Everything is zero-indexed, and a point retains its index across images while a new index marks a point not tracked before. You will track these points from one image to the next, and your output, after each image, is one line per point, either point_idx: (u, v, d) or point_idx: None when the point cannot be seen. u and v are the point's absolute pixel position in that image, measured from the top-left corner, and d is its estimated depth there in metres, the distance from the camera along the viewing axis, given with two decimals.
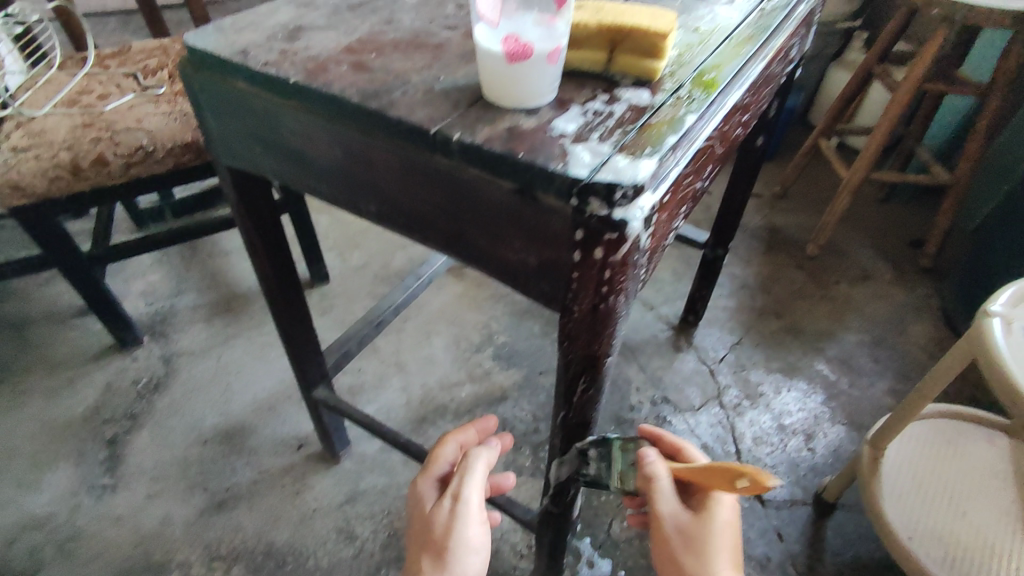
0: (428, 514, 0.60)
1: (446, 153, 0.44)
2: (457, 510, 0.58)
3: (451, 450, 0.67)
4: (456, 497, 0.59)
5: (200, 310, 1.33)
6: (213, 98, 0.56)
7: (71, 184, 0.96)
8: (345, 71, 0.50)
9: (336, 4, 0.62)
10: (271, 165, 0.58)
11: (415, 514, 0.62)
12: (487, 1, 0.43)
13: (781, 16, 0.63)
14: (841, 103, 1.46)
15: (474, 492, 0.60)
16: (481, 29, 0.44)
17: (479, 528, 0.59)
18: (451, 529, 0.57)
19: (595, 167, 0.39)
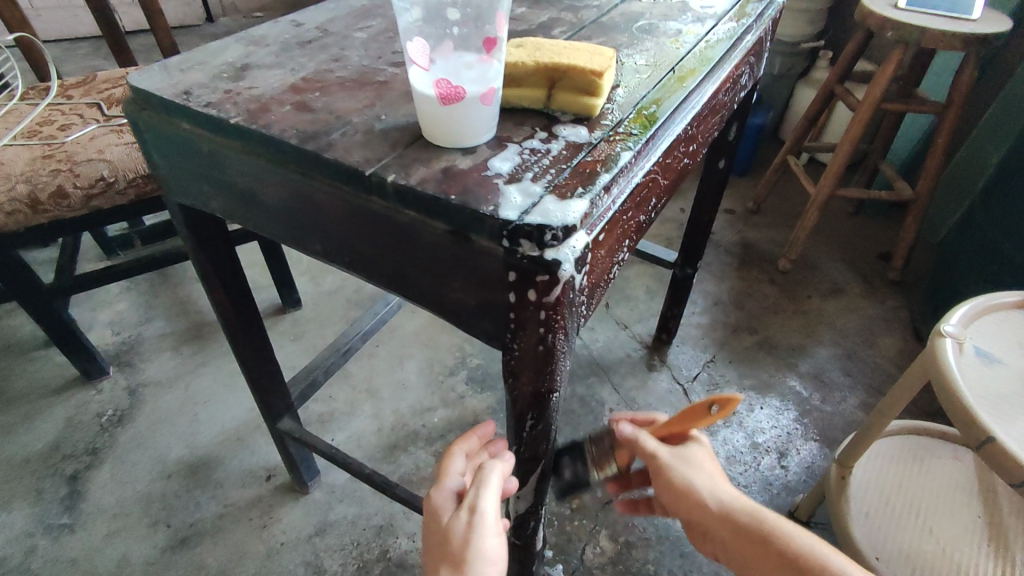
0: (444, 525, 0.52)
1: (383, 196, 0.44)
2: (473, 522, 0.51)
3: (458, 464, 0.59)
4: (473, 507, 0.52)
5: (167, 340, 1.32)
6: (156, 136, 0.56)
7: (29, 217, 0.96)
8: (286, 112, 0.50)
9: (286, 41, 0.62)
10: (216, 202, 0.57)
11: (427, 526, 0.55)
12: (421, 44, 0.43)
13: (723, 50, 0.64)
14: (807, 121, 1.49)
15: (491, 499, 0.52)
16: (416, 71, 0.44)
17: (497, 541, 0.51)
18: (467, 542, 0.50)
19: (525, 208, 0.40)
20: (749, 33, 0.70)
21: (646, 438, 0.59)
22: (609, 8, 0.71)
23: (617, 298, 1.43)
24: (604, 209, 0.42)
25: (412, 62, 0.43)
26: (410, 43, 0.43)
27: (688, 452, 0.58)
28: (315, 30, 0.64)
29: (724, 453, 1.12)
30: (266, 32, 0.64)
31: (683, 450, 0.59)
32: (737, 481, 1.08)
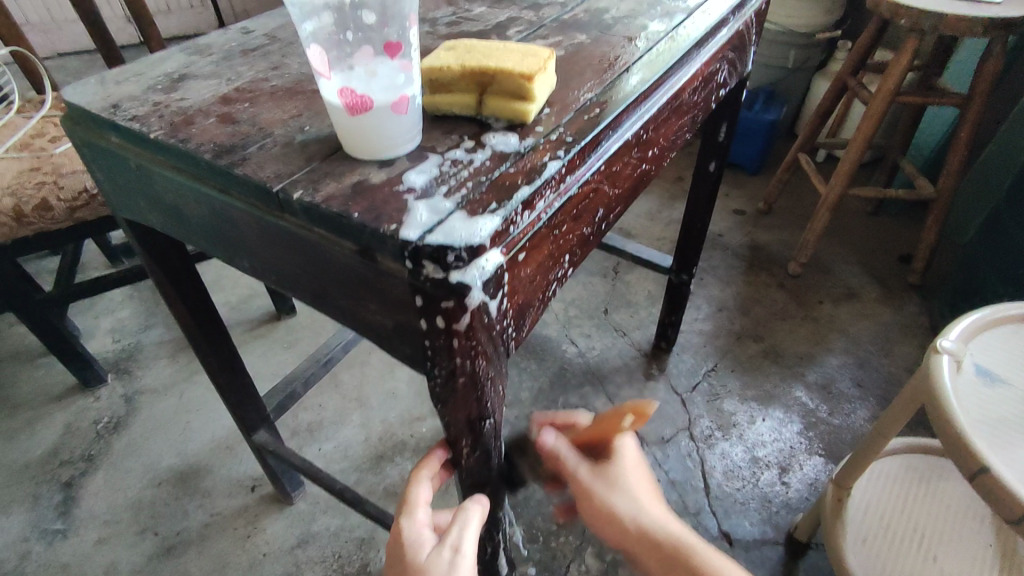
0: (419, 566, 0.49)
1: (292, 213, 0.41)
2: (457, 566, 0.48)
3: (429, 492, 0.55)
4: (457, 549, 0.49)
5: (164, 347, 1.33)
6: (90, 152, 0.55)
7: (15, 229, 0.97)
8: (210, 124, 0.48)
9: (230, 50, 0.60)
10: (153, 218, 0.56)
11: (395, 560, 0.51)
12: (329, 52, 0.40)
13: (687, 47, 0.60)
14: (818, 117, 1.42)
15: (473, 542, 0.50)
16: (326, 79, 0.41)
17: None
18: None
19: (429, 227, 0.37)
20: (722, 29, 0.66)
21: (568, 454, 0.57)
22: (573, 5, 0.68)
23: (617, 303, 1.38)
24: (521, 226, 0.39)
25: (318, 73, 0.41)
26: (310, 51, 0.40)
27: (612, 472, 0.56)
28: (263, 37, 0.63)
29: (721, 467, 1.07)
30: (213, 41, 0.63)
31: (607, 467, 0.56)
32: (734, 498, 1.03)
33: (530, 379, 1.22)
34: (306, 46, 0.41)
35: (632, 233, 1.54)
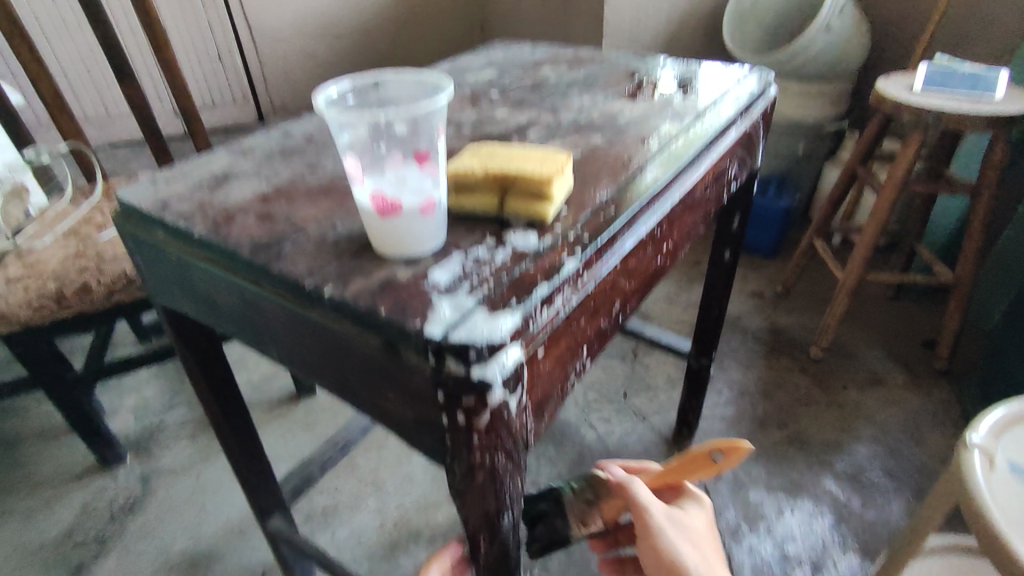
0: None
1: (321, 307, 0.43)
2: None
3: None
4: None
5: (184, 427, 1.33)
6: (136, 245, 0.58)
7: (55, 311, 1.01)
8: (249, 222, 0.52)
9: (271, 151, 0.65)
10: (189, 307, 0.58)
11: None
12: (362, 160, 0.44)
13: (697, 148, 0.63)
14: (829, 204, 1.45)
15: None
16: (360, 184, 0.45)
17: None
18: None
19: (452, 324, 0.38)
20: (729, 129, 0.70)
21: (640, 490, 0.59)
22: (589, 108, 0.73)
23: (637, 386, 1.37)
24: (541, 322, 0.40)
25: (352, 179, 0.44)
26: (346, 161, 0.44)
27: (683, 522, 0.59)
28: (302, 139, 0.68)
29: (750, 564, 1.01)
30: (256, 143, 0.68)
31: (677, 517, 0.59)
32: None
33: (549, 465, 1.19)
34: (343, 155, 0.44)
35: (650, 315, 1.55)
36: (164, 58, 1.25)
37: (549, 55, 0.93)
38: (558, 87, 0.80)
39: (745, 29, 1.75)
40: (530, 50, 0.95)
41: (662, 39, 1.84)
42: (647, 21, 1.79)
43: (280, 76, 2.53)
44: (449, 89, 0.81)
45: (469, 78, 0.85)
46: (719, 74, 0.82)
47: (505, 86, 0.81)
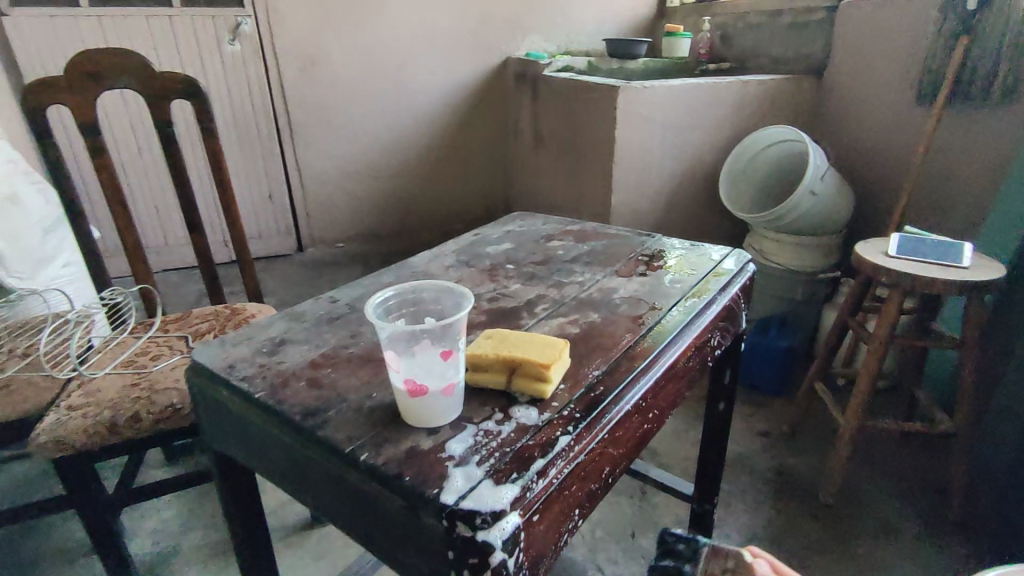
0: None
1: (356, 469, 0.53)
2: None
3: None
4: None
5: (199, 553, 1.36)
6: (201, 399, 0.69)
7: (105, 437, 1.10)
8: (301, 387, 0.63)
9: (320, 318, 0.78)
10: (238, 454, 0.68)
11: None
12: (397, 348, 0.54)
13: (679, 325, 0.74)
14: (825, 350, 1.54)
15: None
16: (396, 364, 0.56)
17: None
18: None
19: (463, 492, 0.47)
20: (711, 305, 0.81)
21: None
22: (589, 284, 0.86)
23: (644, 527, 1.38)
24: (536, 492, 0.49)
25: (390, 363, 0.55)
26: (386, 350, 0.55)
27: None
28: (346, 306, 0.81)
29: None
30: (307, 309, 0.81)
31: None
32: None
33: None
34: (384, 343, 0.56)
35: (658, 452, 1.59)
36: (230, 213, 1.46)
37: (558, 229, 1.09)
38: (564, 261, 0.94)
39: (739, 189, 1.95)
40: (542, 223, 1.12)
41: (666, 194, 2.05)
42: (651, 179, 2.01)
43: (323, 213, 2.85)
44: (471, 260, 0.95)
45: (489, 250, 1.00)
46: (704, 253, 0.96)
47: (519, 259, 0.95)
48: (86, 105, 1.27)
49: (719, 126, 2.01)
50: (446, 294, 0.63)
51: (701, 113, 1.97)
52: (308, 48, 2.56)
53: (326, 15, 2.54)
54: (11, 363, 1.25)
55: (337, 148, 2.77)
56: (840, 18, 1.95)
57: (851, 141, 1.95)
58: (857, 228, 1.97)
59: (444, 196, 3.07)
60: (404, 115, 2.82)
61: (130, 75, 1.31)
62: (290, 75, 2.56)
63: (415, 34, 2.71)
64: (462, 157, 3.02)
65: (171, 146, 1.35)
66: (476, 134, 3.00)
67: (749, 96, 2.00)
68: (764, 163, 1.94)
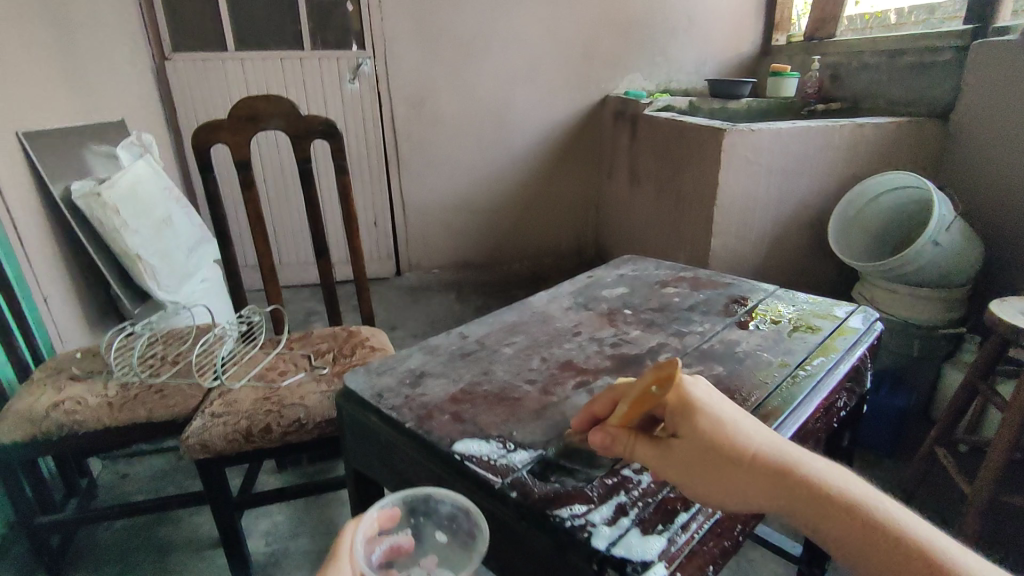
0: None
1: (506, 504, 0.56)
2: None
3: None
4: None
5: (307, 558, 1.44)
6: (350, 422, 0.76)
7: (241, 444, 1.22)
8: (445, 421, 0.68)
9: (453, 352, 0.84)
10: (381, 476, 0.74)
11: None
12: (388, 545, 0.56)
13: (810, 383, 0.74)
14: (949, 416, 1.43)
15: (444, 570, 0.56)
16: (397, 538, 0.56)
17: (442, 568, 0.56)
18: None
19: (612, 539, 0.50)
20: (840, 364, 0.79)
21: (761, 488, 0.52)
22: (710, 335, 0.86)
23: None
24: (682, 545, 0.51)
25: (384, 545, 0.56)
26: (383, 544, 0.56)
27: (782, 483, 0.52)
28: (476, 342, 0.87)
29: None
30: (440, 342, 0.87)
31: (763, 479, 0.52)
32: None
33: None
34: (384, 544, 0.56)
35: None
36: (351, 242, 1.57)
37: (671, 276, 1.10)
38: (682, 309, 0.95)
39: (851, 235, 1.88)
40: (654, 268, 1.14)
41: (769, 237, 2.01)
42: (754, 221, 1.97)
43: (423, 241, 3.01)
44: (589, 303, 0.99)
45: (604, 293, 1.03)
46: (827, 308, 0.93)
47: (635, 305, 0.98)
48: (242, 143, 1.43)
49: (830, 170, 1.95)
50: (459, 512, 0.54)
51: (810, 156, 1.92)
52: (418, 86, 2.74)
53: (437, 56, 2.71)
54: (165, 368, 1.41)
55: (437, 180, 2.92)
56: (968, 59, 1.85)
57: (983, 191, 1.83)
58: (987, 280, 1.83)
59: (536, 230, 3.14)
60: (502, 149, 2.94)
61: (279, 118, 1.45)
62: (401, 111, 2.75)
63: (517, 74, 2.83)
64: (555, 193, 3.09)
65: (309, 181, 1.49)
66: (571, 169, 3.06)
67: (864, 139, 1.93)
68: (877, 210, 1.86)
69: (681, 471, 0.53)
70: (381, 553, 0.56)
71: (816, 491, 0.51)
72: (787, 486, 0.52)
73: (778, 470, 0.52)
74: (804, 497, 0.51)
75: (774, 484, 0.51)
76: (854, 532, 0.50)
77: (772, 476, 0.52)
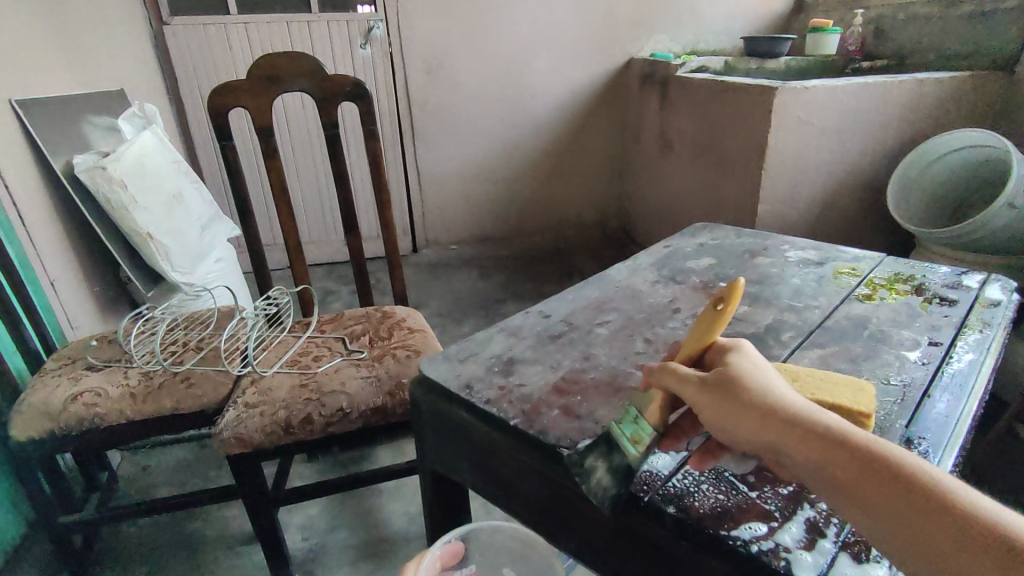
0: None
1: (665, 523, 0.47)
2: None
3: None
4: None
5: (349, 553, 1.36)
6: (433, 418, 0.65)
7: (281, 437, 1.12)
8: (558, 417, 0.57)
9: (540, 334, 0.73)
10: (474, 480, 0.64)
11: None
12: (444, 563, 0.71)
13: (971, 363, 0.63)
14: None
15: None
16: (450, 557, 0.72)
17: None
18: None
19: (822, 571, 0.41)
20: (996, 342, 0.68)
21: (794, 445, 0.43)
22: (830, 309, 0.75)
23: None
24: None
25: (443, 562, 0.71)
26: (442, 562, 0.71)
27: (821, 441, 0.42)
28: (562, 322, 0.76)
29: None
30: (522, 323, 0.76)
31: (800, 434, 0.43)
32: None
33: None
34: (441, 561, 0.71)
35: None
36: (383, 216, 1.45)
37: (759, 245, 0.98)
38: (785, 281, 0.84)
39: (910, 199, 1.76)
40: (736, 236, 1.03)
41: (818, 203, 1.89)
42: (803, 186, 1.86)
43: (440, 215, 2.88)
44: (677, 275, 0.88)
45: (690, 265, 0.92)
46: (952, 277, 0.83)
47: (730, 277, 0.87)
48: (263, 108, 1.29)
49: (885, 131, 1.82)
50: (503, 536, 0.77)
51: (866, 115, 1.79)
52: (433, 50, 2.57)
53: (452, 17, 2.55)
54: (188, 356, 1.30)
55: (454, 152, 2.78)
56: None
57: None
58: None
59: (557, 203, 3.02)
60: (521, 117, 2.79)
61: (303, 78, 1.31)
62: (415, 78, 2.60)
63: (536, 36, 2.67)
64: (577, 163, 2.95)
65: (336, 149, 1.36)
66: (593, 137, 2.92)
67: (923, 97, 1.80)
68: (938, 171, 1.74)
69: (701, 397, 0.45)
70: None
71: (867, 456, 0.41)
72: (827, 445, 0.42)
73: (817, 427, 0.43)
74: (846, 461, 0.41)
75: (809, 438, 0.42)
76: (906, 505, 0.39)
77: (808, 433, 0.43)
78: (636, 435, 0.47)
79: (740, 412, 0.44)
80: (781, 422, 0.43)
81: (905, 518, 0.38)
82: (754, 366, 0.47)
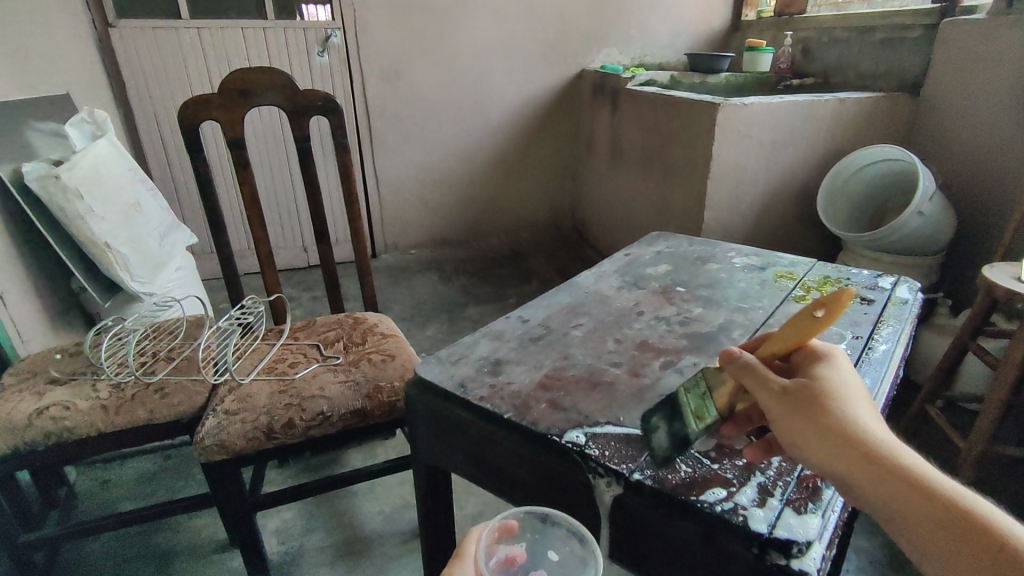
0: None
1: (642, 494, 0.56)
2: None
3: None
4: None
5: (325, 554, 1.39)
6: (428, 416, 0.72)
7: (262, 442, 1.16)
8: (545, 410, 0.65)
9: (522, 337, 0.81)
10: (467, 470, 0.71)
11: None
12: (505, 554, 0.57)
13: (885, 353, 0.76)
14: (940, 375, 1.51)
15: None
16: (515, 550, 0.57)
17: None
18: None
19: (770, 522, 0.51)
20: (905, 334, 0.81)
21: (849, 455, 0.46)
22: (771, 309, 0.87)
23: None
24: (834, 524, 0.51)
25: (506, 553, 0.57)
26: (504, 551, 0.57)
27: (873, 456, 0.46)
28: (541, 325, 0.84)
29: None
30: (504, 327, 0.84)
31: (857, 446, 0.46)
32: None
33: None
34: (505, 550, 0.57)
35: None
36: (354, 225, 1.49)
37: (709, 252, 1.10)
38: (732, 285, 0.96)
39: (836, 205, 1.95)
40: (688, 244, 1.14)
41: (756, 209, 2.05)
42: (742, 194, 2.01)
43: (398, 220, 2.92)
44: (639, 281, 0.97)
45: (650, 271, 1.02)
46: (871, 280, 0.96)
47: (685, 282, 0.97)
48: (235, 120, 1.32)
49: (813, 144, 2.00)
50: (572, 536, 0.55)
51: (797, 130, 1.96)
52: (390, 58, 2.61)
53: (409, 26, 2.59)
54: (160, 366, 1.31)
55: (411, 158, 2.82)
56: (939, 36, 1.93)
57: (956, 161, 1.92)
58: (960, 246, 1.94)
59: (512, 208, 3.11)
60: (477, 124, 2.87)
61: (274, 92, 1.34)
62: (372, 85, 2.62)
63: (492, 47, 2.75)
64: (531, 169, 3.06)
65: (307, 160, 1.39)
66: (547, 144, 3.03)
67: (845, 113, 1.99)
68: (859, 181, 1.93)
69: (778, 398, 0.49)
70: (495, 563, 0.56)
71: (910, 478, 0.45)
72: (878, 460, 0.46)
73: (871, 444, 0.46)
74: (891, 478, 0.45)
75: (863, 452, 0.46)
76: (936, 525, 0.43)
77: (865, 447, 0.46)
78: (700, 410, 0.55)
79: (807, 419, 0.48)
80: (842, 432, 0.47)
81: (937, 536, 0.42)
82: (836, 379, 0.51)
